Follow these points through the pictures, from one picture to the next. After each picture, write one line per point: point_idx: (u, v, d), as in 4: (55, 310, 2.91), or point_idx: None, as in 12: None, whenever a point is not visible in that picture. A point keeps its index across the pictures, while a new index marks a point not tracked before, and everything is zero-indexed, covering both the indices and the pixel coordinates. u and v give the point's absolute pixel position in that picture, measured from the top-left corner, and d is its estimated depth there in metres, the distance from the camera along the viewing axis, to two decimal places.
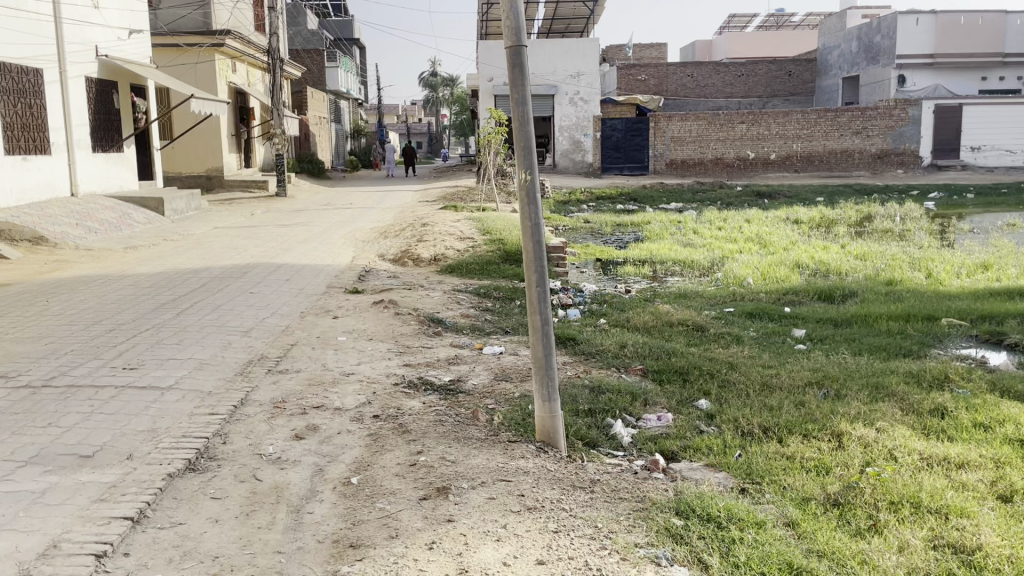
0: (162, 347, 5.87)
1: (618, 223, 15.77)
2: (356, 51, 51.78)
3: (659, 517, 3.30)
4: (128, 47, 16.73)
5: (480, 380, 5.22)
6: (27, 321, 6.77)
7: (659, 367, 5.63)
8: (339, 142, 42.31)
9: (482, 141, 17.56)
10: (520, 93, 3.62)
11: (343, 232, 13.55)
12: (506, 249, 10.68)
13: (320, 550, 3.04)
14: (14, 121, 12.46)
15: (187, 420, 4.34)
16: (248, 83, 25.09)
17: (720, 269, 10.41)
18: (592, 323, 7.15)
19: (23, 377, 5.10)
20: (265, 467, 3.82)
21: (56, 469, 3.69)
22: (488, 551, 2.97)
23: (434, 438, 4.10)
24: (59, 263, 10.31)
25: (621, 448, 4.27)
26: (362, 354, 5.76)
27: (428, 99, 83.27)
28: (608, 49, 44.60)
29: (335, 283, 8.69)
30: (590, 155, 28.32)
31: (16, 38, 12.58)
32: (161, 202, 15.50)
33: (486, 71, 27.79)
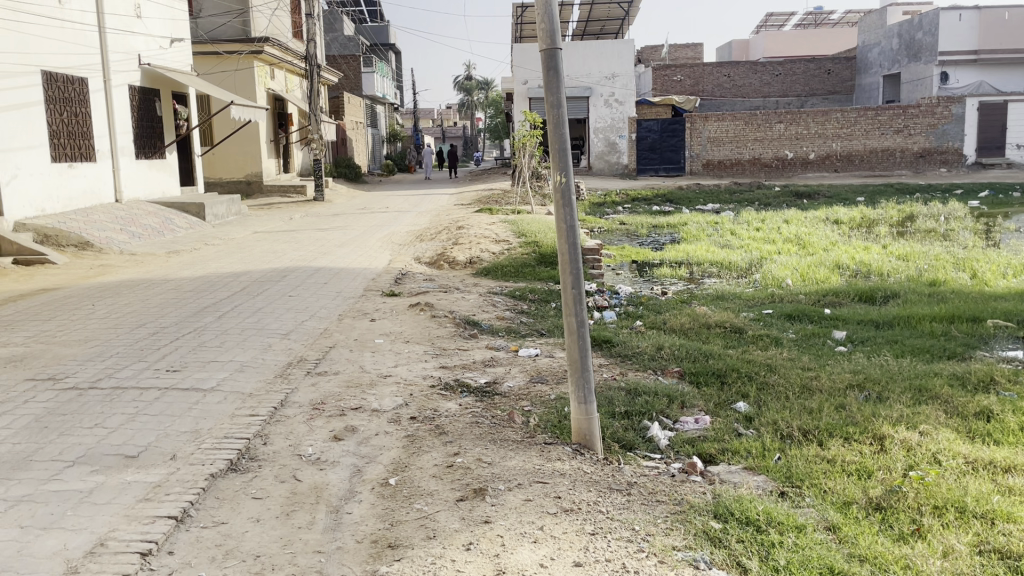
0: (205, 349, 5.99)
1: (654, 225, 15.67)
2: (391, 55, 52.26)
3: (697, 520, 3.28)
4: (169, 55, 17.07)
5: (516, 382, 5.23)
6: (73, 324, 6.95)
7: (695, 369, 5.59)
8: (375, 147, 42.72)
9: (517, 144, 17.51)
10: (555, 96, 3.64)
11: (381, 235, 13.66)
12: (541, 251, 10.71)
13: (359, 551, 3.08)
14: (60, 130, 12.81)
15: (229, 421, 4.43)
16: (286, 89, 25.43)
17: (758, 270, 10.34)
18: (628, 326, 7.13)
19: (71, 378, 5.24)
20: (306, 467, 3.88)
21: (103, 468, 3.79)
22: (525, 552, 2.98)
23: (470, 439, 4.13)
24: (105, 267, 10.56)
25: (657, 451, 4.25)
26: (399, 356, 5.82)
27: (464, 102, 84.83)
28: (643, 50, 44.34)
29: (372, 286, 8.76)
30: (626, 156, 28.20)
31: (60, 48, 12.89)
32: (202, 207, 15.76)
33: (520, 73, 27.78)
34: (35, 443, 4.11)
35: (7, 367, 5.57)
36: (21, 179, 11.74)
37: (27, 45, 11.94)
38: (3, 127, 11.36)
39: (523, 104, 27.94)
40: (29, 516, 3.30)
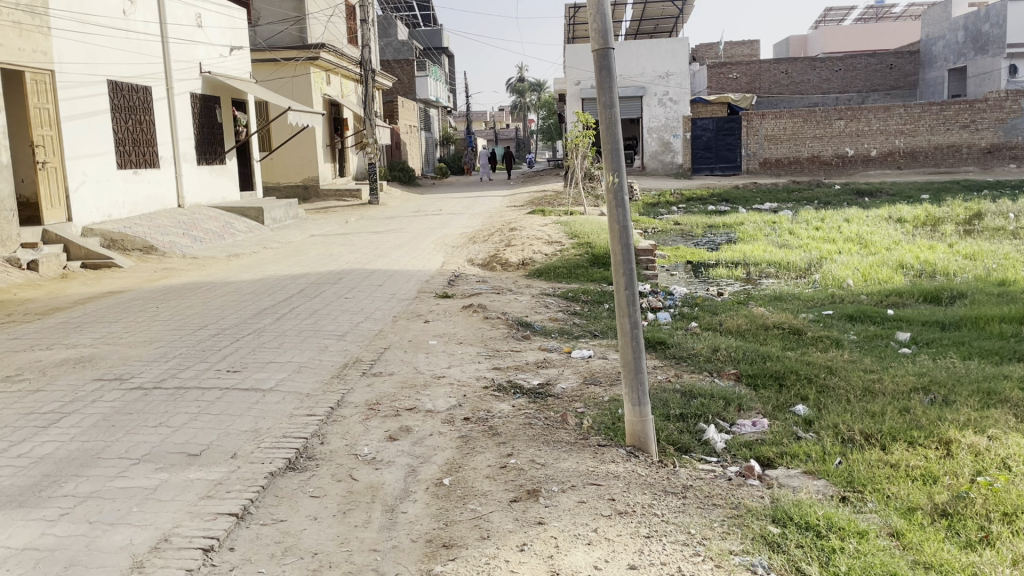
0: (264, 350, 6.11)
1: (709, 225, 15.48)
2: (445, 59, 52.69)
3: (755, 524, 3.22)
4: (229, 63, 17.47)
5: (569, 384, 5.20)
6: (139, 326, 7.16)
7: (753, 371, 5.49)
8: (429, 150, 43.20)
9: (569, 145, 17.44)
10: (607, 96, 3.61)
11: (435, 237, 13.74)
12: (593, 253, 10.63)
13: (414, 550, 3.10)
14: (125, 137, 13.22)
15: (287, 421, 4.50)
16: (342, 94, 25.82)
17: (817, 270, 10.12)
18: (683, 327, 7.05)
19: (137, 378, 5.41)
20: (361, 467, 3.92)
21: (166, 466, 3.89)
22: (579, 554, 2.97)
23: (523, 440, 4.13)
24: (168, 271, 10.84)
25: (714, 454, 4.18)
26: (453, 358, 5.85)
27: (517, 104, 85.02)
28: (697, 48, 43.74)
29: (426, 287, 8.85)
30: (680, 156, 27.95)
31: (125, 58, 13.29)
32: (261, 211, 16.11)
33: (573, 74, 27.70)
34: (102, 441, 4.25)
35: (76, 367, 5.77)
36: (88, 186, 12.16)
37: (93, 56, 12.36)
38: (71, 135, 11.78)
39: (576, 105, 27.88)
40: (97, 511, 3.41)
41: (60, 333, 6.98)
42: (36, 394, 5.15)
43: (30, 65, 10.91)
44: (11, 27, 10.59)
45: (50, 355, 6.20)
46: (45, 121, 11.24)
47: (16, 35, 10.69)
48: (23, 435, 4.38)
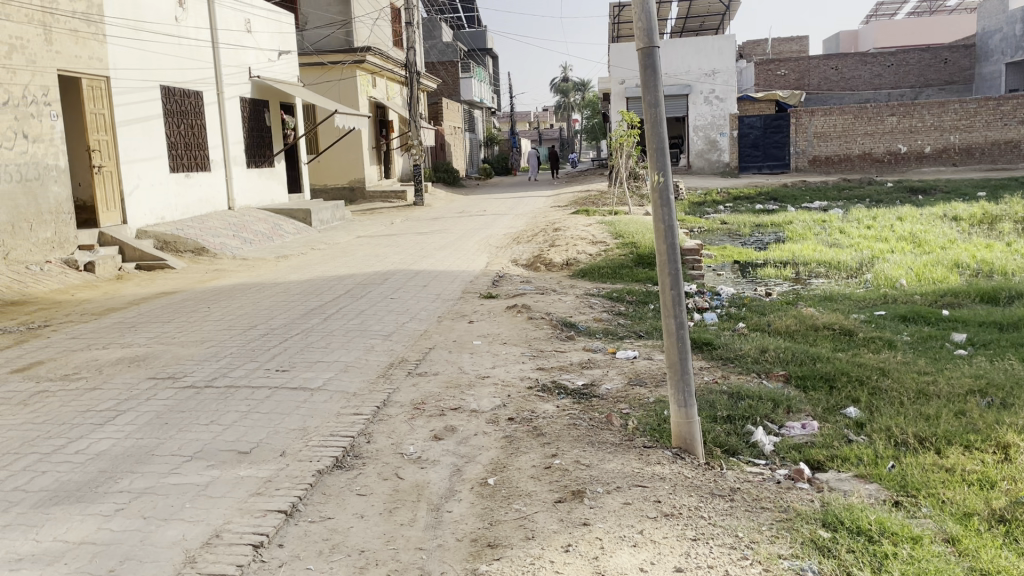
0: (312, 350, 6.21)
1: (757, 224, 15.27)
2: (489, 60, 52.85)
3: (805, 528, 3.16)
4: (277, 68, 17.76)
5: (614, 384, 5.17)
6: (191, 326, 7.32)
7: (802, 373, 5.39)
8: (473, 151, 43.38)
9: (614, 144, 17.32)
10: (652, 95, 3.58)
11: (479, 238, 13.77)
12: (638, 252, 10.56)
13: (459, 549, 3.12)
14: (177, 141, 13.52)
15: (334, 420, 4.56)
16: (388, 97, 26.06)
17: (869, 270, 9.90)
18: (730, 327, 6.96)
19: (189, 377, 5.53)
20: (407, 466, 3.95)
21: (217, 464, 3.97)
22: (624, 556, 2.95)
23: (568, 441, 4.12)
24: (218, 272, 11.05)
25: (762, 457, 4.12)
26: (497, 358, 5.86)
27: (561, 104, 84.90)
28: (744, 45, 43.16)
29: (471, 287, 8.90)
30: (727, 155, 27.78)
31: (177, 64, 13.59)
32: (308, 213, 16.35)
33: (618, 73, 27.59)
34: (157, 438, 4.35)
35: (131, 366, 5.92)
36: (142, 190, 12.48)
37: (146, 62, 12.67)
38: (125, 140, 12.10)
39: (621, 104, 27.73)
40: (151, 507, 3.49)
41: (115, 333, 7.16)
42: (93, 392, 5.29)
43: (86, 72, 11.22)
44: (68, 35, 10.89)
45: (106, 354, 6.36)
46: (101, 126, 11.55)
47: (73, 42, 10.99)
48: (80, 432, 4.50)
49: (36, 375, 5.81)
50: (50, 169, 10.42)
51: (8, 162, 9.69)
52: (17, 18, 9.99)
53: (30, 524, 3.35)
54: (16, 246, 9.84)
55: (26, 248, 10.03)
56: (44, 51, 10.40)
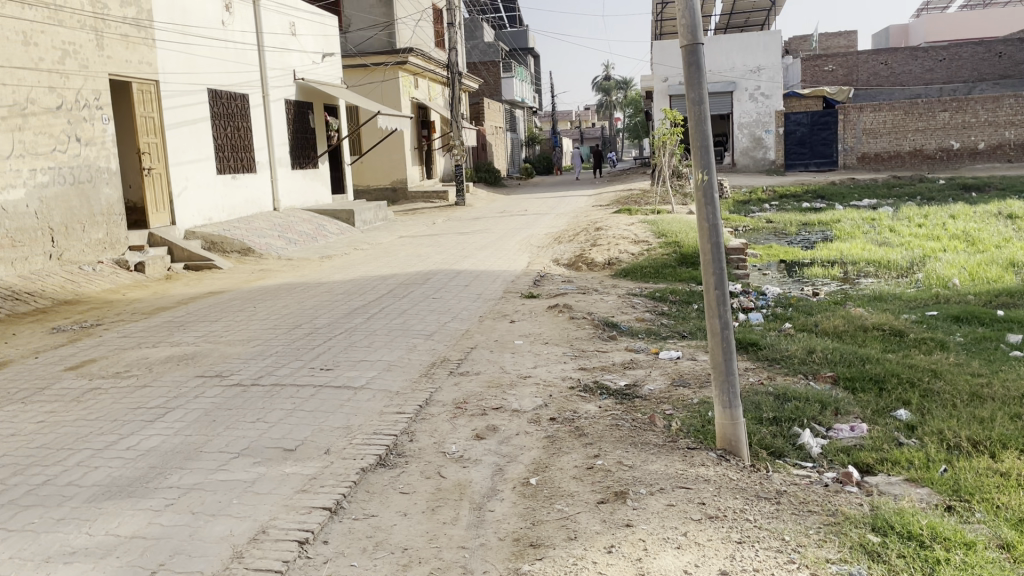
0: (355, 349, 6.26)
1: (803, 223, 15.02)
2: (530, 59, 52.88)
3: (854, 533, 3.09)
4: (321, 70, 17.97)
5: (657, 385, 5.12)
6: (237, 325, 7.44)
7: (850, 375, 5.28)
8: (514, 151, 43.43)
9: (657, 143, 17.17)
10: (696, 92, 3.54)
11: (520, 238, 13.76)
12: (682, 251, 10.47)
13: (502, 548, 3.12)
14: (224, 144, 13.77)
15: (377, 418, 4.60)
16: (429, 98, 26.21)
17: (921, 269, 9.65)
18: (776, 328, 6.84)
19: (236, 376, 5.62)
20: (449, 464, 3.96)
21: (264, 460, 4.03)
22: (668, 558, 2.93)
23: (610, 442, 4.10)
24: (263, 272, 11.20)
25: (809, 459, 4.05)
26: (539, 357, 5.86)
27: (603, 103, 84.57)
28: (790, 41, 42.52)
29: (512, 287, 8.90)
30: (773, 152, 27.28)
31: (224, 67, 13.83)
32: (351, 214, 16.51)
33: (661, 71, 27.39)
34: (205, 435, 4.44)
35: (180, 364, 6.05)
36: (190, 191, 12.73)
37: (194, 66, 12.92)
38: (174, 142, 12.36)
39: (664, 102, 27.51)
40: (200, 503, 3.55)
41: (165, 331, 7.32)
42: (144, 390, 5.41)
43: (136, 76, 11.48)
44: (119, 40, 11.14)
45: (156, 352, 6.50)
46: (150, 130, 11.81)
47: (124, 47, 11.24)
48: (131, 429, 4.61)
49: (89, 372, 5.96)
50: (102, 171, 10.69)
51: (62, 165, 9.96)
52: (70, 24, 10.25)
53: (84, 518, 3.44)
54: (69, 247, 10.10)
55: (79, 248, 10.29)
56: (96, 57, 10.66)
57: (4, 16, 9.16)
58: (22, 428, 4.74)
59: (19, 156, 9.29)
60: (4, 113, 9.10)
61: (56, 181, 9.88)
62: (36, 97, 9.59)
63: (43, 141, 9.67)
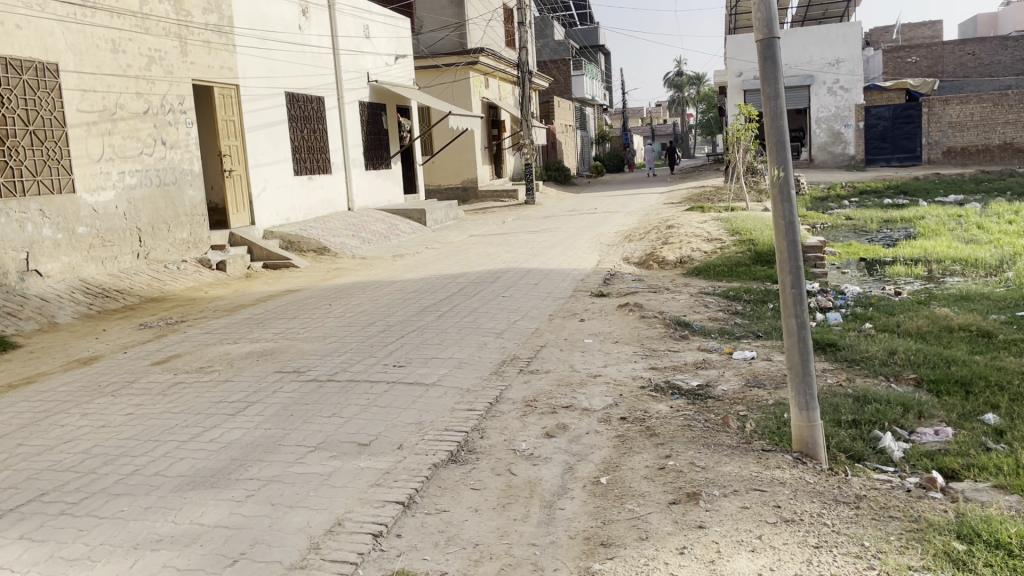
0: (427, 346, 6.35)
1: (885, 220, 14.53)
2: (601, 56, 52.63)
3: (937, 540, 2.98)
4: (394, 71, 18.26)
5: (731, 385, 5.04)
6: (314, 322, 7.63)
7: (935, 377, 5.10)
8: (585, 149, 43.27)
9: (731, 139, 16.86)
10: (772, 88, 3.47)
11: (589, 236, 13.70)
12: (757, 249, 10.25)
13: (572, 546, 3.12)
14: (300, 145, 14.13)
15: (449, 415, 4.66)
16: (500, 97, 26.35)
17: (1012, 268, 9.22)
18: (856, 328, 6.63)
19: (313, 371, 5.77)
20: (520, 462, 3.99)
21: (340, 454, 4.13)
22: (742, 560, 2.89)
23: (682, 442, 4.05)
24: (339, 271, 11.45)
25: (890, 464, 3.91)
26: (609, 356, 5.84)
27: (675, 100, 83.53)
28: (871, 33, 41.25)
29: (582, 286, 8.86)
30: (853, 147, 26.36)
31: (301, 71, 14.19)
32: (423, 213, 16.71)
33: (735, 65, 26.88)
34: (284, 428, 4.57)
35: (260, 360, 6.23)
36: (268, 192, 13.11)
37: (272, 71, 13.30)
38: (254, 145, 12.75)
39: (738, 97, 27.00)
40: (278, 494, 3.66)
41: (246, 328, 7.56)
42: (225, 384, 5.61)
43: (218, 81, 11.88)
44: (201, 46, 11.54)
45: (237, 348, 6.72)
46: (231, 133, 12.22)
47: (206, 53, 11.65)
48: (214, 422, 4.78)
49: (175, 367, 6.20)
50: (185, 173, 11.10)
51: (148, 168, 10.39)
52: (156, 32, 10.67)
53: (170, 507, 3.58)
54: (155, 246, 10.54)
55: (165, 248, 10.71)
56: (180, 62, 11.06)
57: (94, 25, 9.60)
58: (113, 419, 4.96)
59: (109, 159, 9.72)
60: (95, 118, 9.53)
61: (143, 183, 10.31)
62: (125, 102, 10.02)
63: (131, 145, 10.10)
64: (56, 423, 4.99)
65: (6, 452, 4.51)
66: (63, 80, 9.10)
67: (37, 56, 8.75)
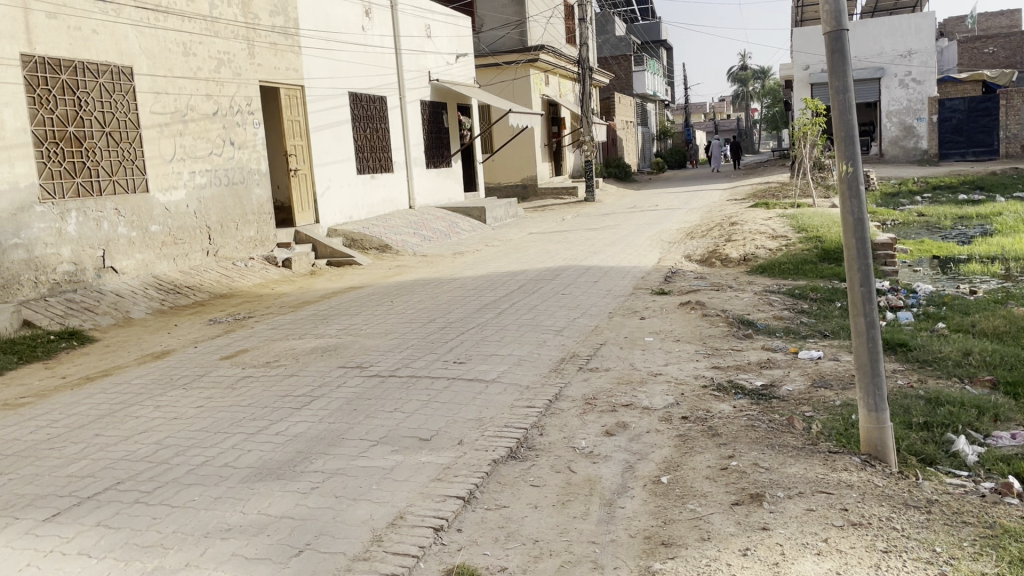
0: (487, 343, 6.39)
1: (959, 216, 14.06)
2: (663, 51, 52.12)
3: (1014, 547, 2.87)
4: (455, 70, 18.39)
5: (796, 386, 4.93)
6: (376, 318, 7.75)
7: (1013, 379, 4.90)
8: (646, 145, 42.90)
9: (797, 134, 16.48)
10: (840, 81, 3.38)
11: (651, 234, 13.59)
12: (824, 247, 10.03)
13: (633, 545, 3.10)
14: (363, 145, 14.35)
15: (509, 411, 4.68)
16: (560, 94, 26.32)
17: None
18: (928, 328, 6.43)
19: (375, 367, 5.86)
20: (580, 459, 3.98)
21: (401, 449, 4.19)
22: (807, 564, 2.83)
23: (746, 443, 3.99)
24: (401, 268, 11.60)
25: (964, 468, 3.78)
26: (670, 355, 5.78)
27: (738, 94, 82.25)
28: (946, 23, 39.90)
29: (642, 284, 8.81)
30: (925, 141, 25.64)
31: (364, 71, 14.40)
32: (483, 211, 16.80)
33: (801, 58, 26.31)
34: (347, 423, 4.66)
35: (324, 355, 6.36)
36: (332, 191, 13.35)
37: (337, 71, 13.54)
38: (319, 144, 13.01)
39: (805, 91, 26.42)
40: (342, 487, 3.73)
41: (310, 324, 7.73)
42: (292, 378, 5.74)
43: (284, 82, 12.16)
44: (268, 48, 11.82)
45: (302, 344, 6.87)
46: (296, 133, 12.49)
47: (273, 55, 11.92)
48: (280, 415, 4.90)
49: (242, 361, 6.38)
50: (253, 173, 11.38)
51: (218, 168, 10.68)
52: (225, 35, 10.96)
53: (238, 498, 3.69)
54: (224, 244, 10.84)
55: (233, 246, 11.01)
56: (248, 64, 11.34)
57: (167, 29, 9.92)
58: (184, 412, 5.13)
59: (180, 159, 10.03)
60: (167, 119, 9.84)
61: (213, 183, 10.62)
62: (196, 104, 10.33)
63: (201, 145, 10.40)
64: (130, 414, 5.18)
65: (85, 442, 4.70)
66: (137, 83, 9.42)
67: (113, 60, 9.08)
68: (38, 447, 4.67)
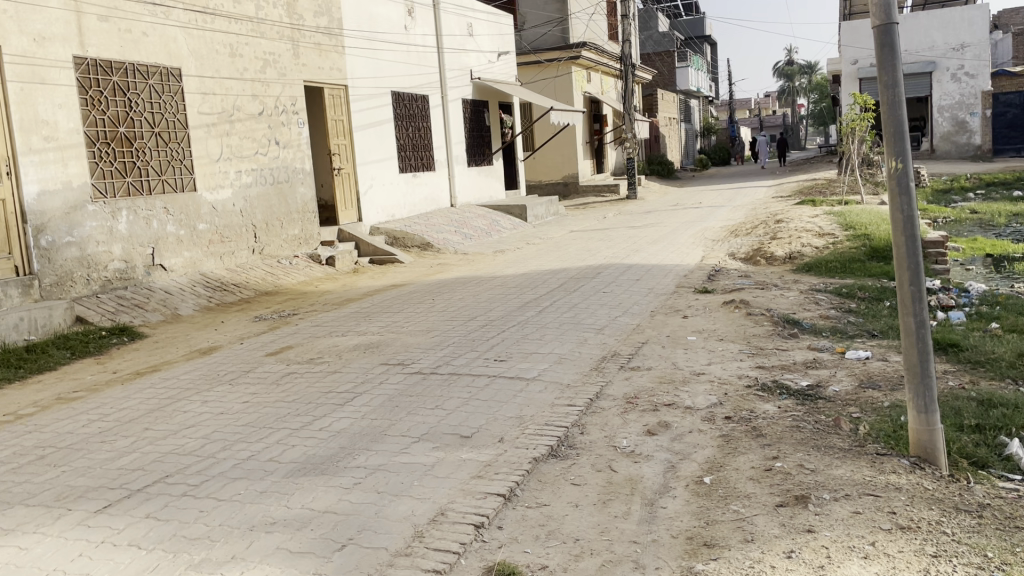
0: (528, 341, 6.39)
1: (1014, 214, 13.65)
2: (707, 47, 51.52)
3: None
4: (497, 68, 18.40)
5: (843, 386, 4.84)
6: (418, 316, 7.80)
7: None
8: (689, 142, 42.47)
9: (844, 129, 16.15)
10: (889, 75, 3.30)
11: (693, 232, 13.44)
12: (873, 245, 9.83)
13: (674, 546, 3.07)
14: (405, 143, 14.44)
15: (549, 410, 4.67)
16: (602, 91, 26.18)
17: None
18: (981, 328, 6.26)
19: (416, 364, 5.89)
20: (621, 458, 3.96)
21: (442, 445, 4.21)
22: (853, 567, 2.78)
23: (791, 444, 3.92)
24: (442, 266, 11.65)
25: (1017, 472, 3.67)
26: (713, 354, 5.72)
27: (784, 90, 80.93)
28: (1001, 15, 38.76)
29: (685, 282, 8.71)
30: (979, 136, 24.96)
31: (406, 69, 14.49)
32: (524, 209, 16.80)
33: (849, 53, 25.80)
34: (388, 419, 4.69)
35: (366, 352, 6.42)
36: (374, 189, 13.47)
37: (379, 70, 13.65)
38: (362, 143, 13.13)
39: (852, 86, 25.90)
40: (384, 483, 3.76)
41: (353, 321, 7.81)
42: (334, 375, 5.81)
43: (328, 82, 12.30)
44: (313, 48, 11.96)
45: (345, 341, 6.94)
46: (340, 133, 12.63)
47: (317, 55, 12.06)
48: (323, 411, 4.96)
49: (287, 358, 6.48)
50: (297, 172, 11.53)
51: (263, 167, 10.85)
52: (271, 35, 11.12)
53: (283, 492, 3.74)
54: (270, 242, 11.00)
55: (278, 244, 11.17)
56: (293, 64, 11.49)
57: (215, 30, 10.10)
58: (231, 407, 5.22)
59: (226, 159, 10.21)
60: (214, 119, 10.02)
61: (258, 182, 10.79)
62: (242, 104, 10.51)
63: (247, 145, 10.57)
64: (178, 409, 5.28)
65: (135, 435, 4.81)
66: (186, 84, 9.61)
67: (162, 61, 9.28)
68: (89, 440, 4.80)
